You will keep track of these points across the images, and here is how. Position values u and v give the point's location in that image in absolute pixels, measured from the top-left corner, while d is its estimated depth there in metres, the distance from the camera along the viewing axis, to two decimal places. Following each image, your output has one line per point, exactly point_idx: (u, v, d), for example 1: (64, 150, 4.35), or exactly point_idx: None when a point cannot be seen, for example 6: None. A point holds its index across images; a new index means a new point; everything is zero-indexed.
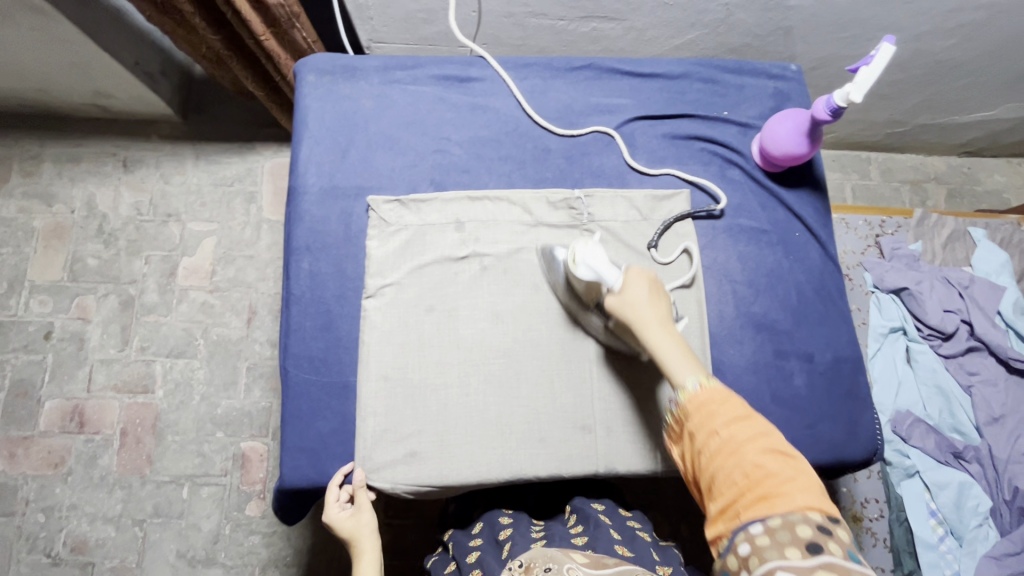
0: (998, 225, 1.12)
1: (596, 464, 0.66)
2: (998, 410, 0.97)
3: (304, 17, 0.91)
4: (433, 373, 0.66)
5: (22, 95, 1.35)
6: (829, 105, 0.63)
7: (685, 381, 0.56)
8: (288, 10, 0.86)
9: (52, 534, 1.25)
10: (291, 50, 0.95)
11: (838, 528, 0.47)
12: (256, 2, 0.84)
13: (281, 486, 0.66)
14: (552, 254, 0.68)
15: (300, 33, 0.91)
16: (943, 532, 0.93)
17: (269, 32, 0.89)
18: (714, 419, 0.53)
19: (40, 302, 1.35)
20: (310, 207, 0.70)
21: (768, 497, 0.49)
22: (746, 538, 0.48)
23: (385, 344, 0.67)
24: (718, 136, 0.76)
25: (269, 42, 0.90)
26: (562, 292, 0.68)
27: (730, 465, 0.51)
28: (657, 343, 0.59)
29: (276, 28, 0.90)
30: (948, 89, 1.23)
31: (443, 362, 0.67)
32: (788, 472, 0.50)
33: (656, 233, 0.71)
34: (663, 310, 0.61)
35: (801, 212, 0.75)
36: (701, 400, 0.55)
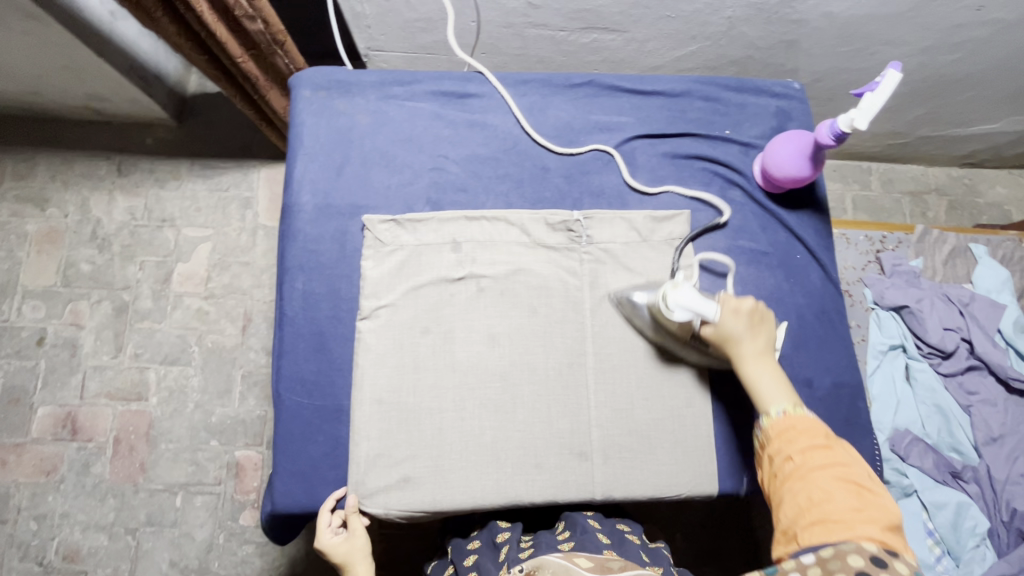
0: (1000, 241, 1.11)
1: (592, 491, 0.65)
2: (997, 430, 0.97)
3: (287, 44, 0.91)
4: (428, 397, 0.66)
5: (16, 98, 1.33)
6: (833, 130, 0.62)
7: (772, 409, 0.59)
8: (269, 37, 0.87)
9: (44, 543, 1.24)
10: (270, 73, 0.95)
11: (897, 561, 0.47)
12: (236, 27, 0.83)
13: (273, 510, 0.65)
14: (633, 300, 0.67)
15: (281, 58, 0.92)
16: (939, 552, 0.92)
17: (248, 54, 0.89)
18: (790, 441, 0.56)
19: (32, 308, 1.34)
20: (304, 226, 0.69)
21: (826, 520, 0.50)
22: (799, 559, 0.50)
23: (380, 367, 0.66)
24: (719, 155, 0.75)
25: (247, 64, 0.90)
26: (645, 324, 0.68)
27: (797, 488, 0.53)
28: (756, 377, 0.61)
29: (256, 52, 0.89)
30: (951, 102, 1.22)
31: (439, 386, 0.66)
32: (854, 503, 0.50)
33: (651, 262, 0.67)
34: (760, 341, 0.63)
35: (803, 234, 0.74)
36: (785, 425, 0.57)
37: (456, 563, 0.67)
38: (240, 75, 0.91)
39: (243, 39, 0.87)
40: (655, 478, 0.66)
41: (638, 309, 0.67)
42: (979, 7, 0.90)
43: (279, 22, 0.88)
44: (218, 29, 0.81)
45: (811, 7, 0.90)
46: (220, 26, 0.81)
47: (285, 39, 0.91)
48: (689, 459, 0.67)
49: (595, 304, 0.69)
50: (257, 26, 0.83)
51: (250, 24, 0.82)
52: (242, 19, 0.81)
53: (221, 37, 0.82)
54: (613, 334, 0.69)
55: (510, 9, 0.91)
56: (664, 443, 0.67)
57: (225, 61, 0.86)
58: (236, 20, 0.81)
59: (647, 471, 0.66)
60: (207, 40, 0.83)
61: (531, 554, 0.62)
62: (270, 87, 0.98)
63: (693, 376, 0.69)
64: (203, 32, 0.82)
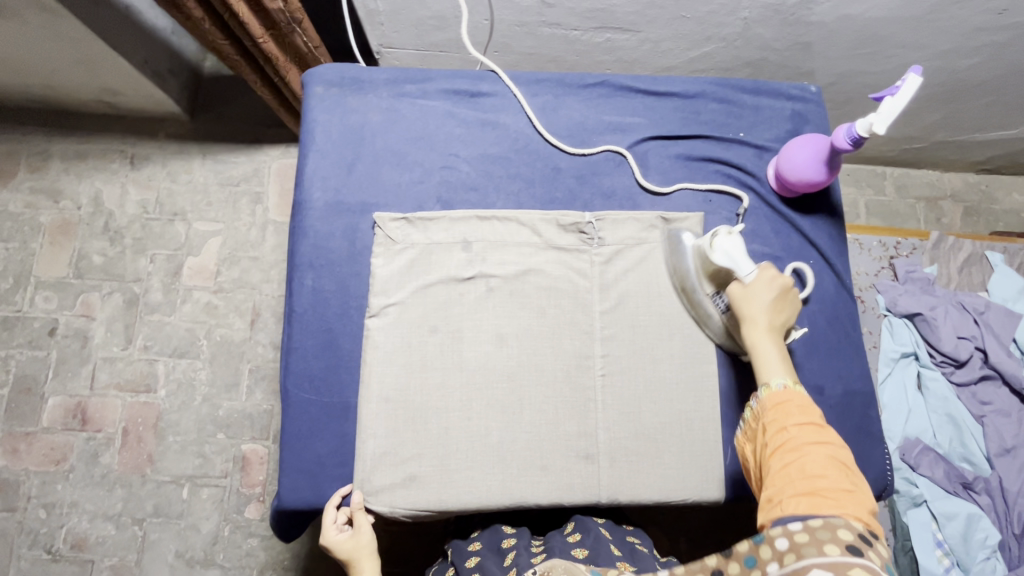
0: (1017, 249, 1.10)
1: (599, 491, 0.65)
2: (1010, 441, 0.95)
3: (305, 22, 0.91)
4: (436, 394, 0.65)
5: (31, 91, 1.34)
6: (850, 134, 0.61)
7: (772, 380, 0.57)
8: (288, 16, 0.86)
9: (52, 531, 1.26)
10: (291, 53, 0.95)
11: (878, 545, 0.45)
12: (256, 6, 0.84)
13: (278, 506, 0.65)
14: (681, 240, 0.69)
15: (300, 37, 0.91)
16: (949, 563, 0.92)
17: (268, 34, 0.89)
18: (787, 409, 0.55)
19: (45, 298, 1.35)
20: (315, 222, 0.69)
21: (817, 494, 0.48)
22: (783, 524, 0.48)
23: (389, 363, 0.66)
24: (733, 158, 0.74)
25: (267, 44, 0.90)
26: (678, 270, 0.69)
27: (790, 462, 0.51)
28: (761, 346, 0.59)
29: (276, 31, 0.89)
30: (969, 107, 1.20)
31: (447, 384, 0.66)
32: (845, 484, 0.49)
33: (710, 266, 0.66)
34: (778, 315, 0.61)
35: (816, 240, 0.73)
36: (785, 398, 0.55)
37: (456, 564, 0.66)
38: (261, 55, 0.92)
39: (262, 18, 0.87)
40: (659, 480, 0.65)
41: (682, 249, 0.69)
42: (1000, 12, 0.89)
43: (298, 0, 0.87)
44: (239, 9, 0.82)
45: (829, 9, 0.89)
46: (240, 6, 0.82)
47: (303, 16, 0.90)
48: (697, 462, 0.66)
49: (604, 307, 0.69)
50: (276, 5, 0.83)
51: (270, 3, 0.81)
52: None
53: (241, 15, 0.83)
54: (623, 337, 0.68)
55: (524, 8, 0.91)
56: (671, 445, 0.66)
57: (247, 41, 0.87)
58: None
59: (656, 473, 0.66)
60: (229, 18, 0.84)
61: (543, 559, 0.62)
62: (291, 68, 0.98)
63: (699, 379, 0.68)
64: (224, 11, 0.83)
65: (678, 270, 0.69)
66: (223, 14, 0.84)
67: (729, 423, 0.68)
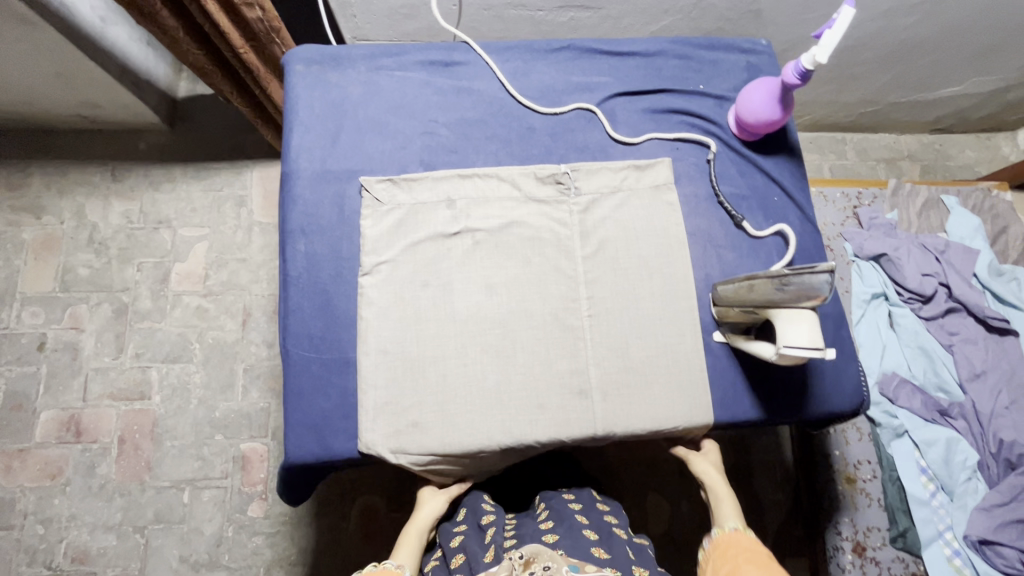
0: (970, 192, 1.17)
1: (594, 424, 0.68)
2: (979, 366, 1.01)
3: (284, 33, 0.94)
4: (431, 342, 0.68)
5: (9, 110, 1.35)
6: (798, 70, 0.66)
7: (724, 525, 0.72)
8: (266, 25, 0.89)
9: (52, 546, 1.24)
10: (271, 65, 0.98)
11: None
12: (236, 17, 0.86)
13: (285, 463, 0.67)
14: (800, 279, 0.55)
15: (279, 47, 0.94)
16: (934, 488, 0.96)
17: (248, 45, 0.91)
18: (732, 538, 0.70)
19: (32, 314, 1.35)
20: (303, 191, 0.72)
21: None
22: None
23: (384, 318, 0.68)
24: (695, 109, 0.79)
25: (248, 55, 0.93)
26: (768, 301, 0.59)
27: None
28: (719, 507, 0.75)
29: (256, 42, 0.92)
30: (915, 65, 1.28)
31: (443, 334, 0.69)
32: None
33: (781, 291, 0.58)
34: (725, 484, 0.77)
35: (779, 178, 0.77)
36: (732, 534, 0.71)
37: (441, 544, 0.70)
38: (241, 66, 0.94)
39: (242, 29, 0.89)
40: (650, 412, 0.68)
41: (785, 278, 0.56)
42: None
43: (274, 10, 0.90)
44: (218, 18, 0.85)
45: None
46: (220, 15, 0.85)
47: (281, 27, 0.93)
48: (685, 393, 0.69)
49: (585, 252, 0.72)
50: (255, 14, 0.85)
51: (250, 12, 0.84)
52: (241, 7, 0.84)
53: (222, 25, 0.85)
54: (605, 279, 0.72)
55: None
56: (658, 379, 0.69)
57: (227, 51, 0.90)
58: (236, 9, 0.84)
59: (646, 404, 0.69)
60: (209, 29, 0.87)
61: (515, 545, 0.66)
62: (271, 79, 1.00)
63: (681, 312, 0.72)
64: (205, 22, 0.85)
65: (770, 291, 0.58)
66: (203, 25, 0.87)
67: (712, 352, 0.72)
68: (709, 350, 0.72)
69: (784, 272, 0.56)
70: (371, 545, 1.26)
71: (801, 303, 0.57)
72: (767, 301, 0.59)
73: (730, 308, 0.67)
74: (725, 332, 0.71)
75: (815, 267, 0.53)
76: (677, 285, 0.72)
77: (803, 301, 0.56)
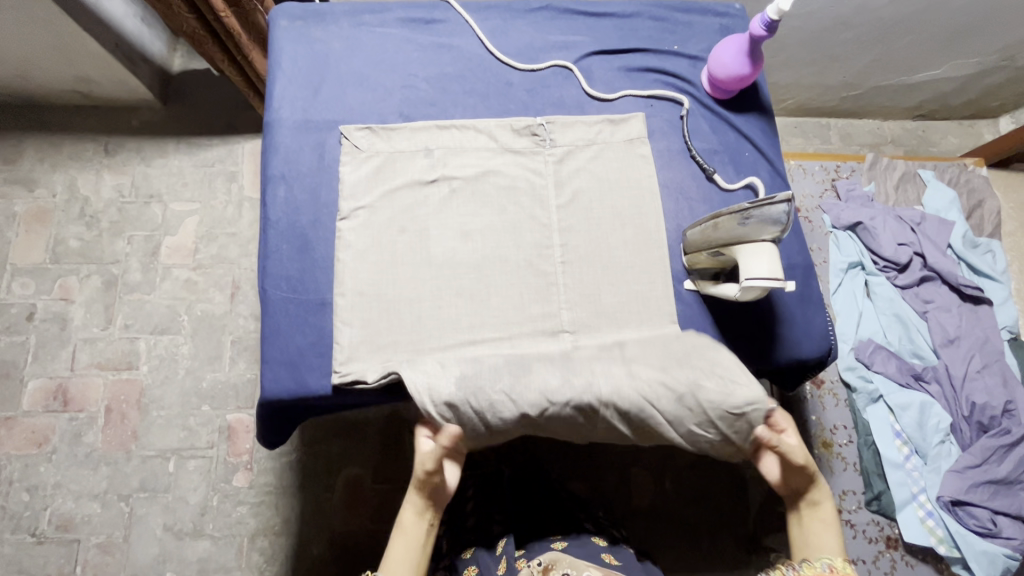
0: (946, 167, 1.19)
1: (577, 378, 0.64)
2: (953, 332, 1.02)
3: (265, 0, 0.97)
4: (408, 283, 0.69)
5: (4, 83, 1.37)
6: (764, 21, 0.68)
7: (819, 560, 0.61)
8: None
9: (37, 513, 1.25)
10: (253, 32, 1.01)
11: None
12: None
13: (261, 400, 0.68)
14: (761, 209, 0.57)
15: (261, 15, 0.97)
16: (908, 451, 0.98)
17: (230, 10, 0.94)
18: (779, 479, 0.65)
19: (22, 285, 1.36)
20: (284, 138, 0.74)
21: None
22: None
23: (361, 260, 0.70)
24: (669, 67, 0.81)
25: (230, 20, 0.95)
26: (732, 237, 0.61)
27: None
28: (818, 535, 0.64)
29: (238, 8, 0.95)
30: (894, 47, 1.31)
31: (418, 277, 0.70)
32: None
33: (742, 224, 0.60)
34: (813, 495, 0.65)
35: (750, 134, 0.79)
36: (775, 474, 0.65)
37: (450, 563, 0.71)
38: (222, 30, 0.96)
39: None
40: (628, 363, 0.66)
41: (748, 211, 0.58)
42: None
43: None
44: None
45: None
46: None
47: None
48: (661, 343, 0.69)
49: (559, 201, 0.74)
50: None
51: None
52: None
53: None
54: (579, 227, 0.74)
55: None
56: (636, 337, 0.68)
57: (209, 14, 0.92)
58: None
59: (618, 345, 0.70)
60: None
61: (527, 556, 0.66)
62: (253, 49, 1.03)
63: (652, 261, 0.73)
64: None
65: (733, 227, 0.60)
66: None
67: (683, 300, 0.73)
68: (679, 297, 0.73)
69: (745, 205, 0.58)
70: (355, 516, 1.26)
71: (762, 235, 0.59)
72: (729, 236, 0.61)
73: (697, 253, 0.69)
74: (694, 280, 0.73)
75: (775, 197, 0.56)
76: (648, 233, 0.74)
77: (763, 232, 0.58)
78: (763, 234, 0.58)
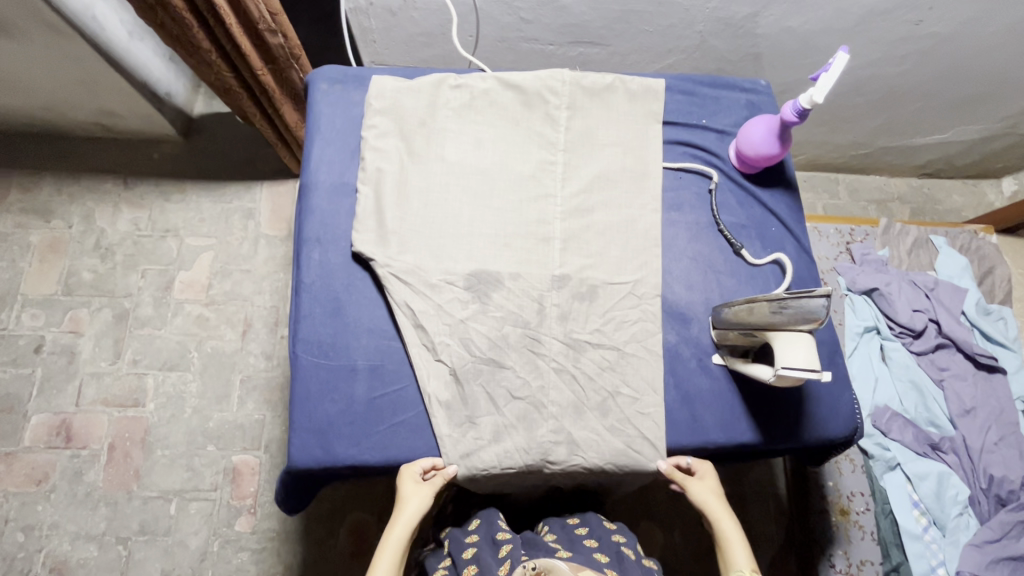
0: (957, 233, 1.21)
1: (537, 415, 0.69)
2: (969, 402, 1.03)
3: (301, 59, 1.00)
4: (455, 280, 0.72)
5: (29, 115, 1.39)
6: (796, 108, 0.70)
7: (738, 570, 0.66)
8: (288, 52, 0.95)
9: (30, 555, 1.21)
10: (286, 87, 1.03)
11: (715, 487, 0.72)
12: (258, 41, 0.92)
13: (287, 468, 0.67)
14: (807, 301, 0.57)
15: (297, 72, 1.00)
16: (927, 522, 0.96)
17: (267, 68, 0.97)
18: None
19: (32, 315, 1.35)
20: (321, 202, 0.75)
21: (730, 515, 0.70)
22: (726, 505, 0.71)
23: (435, 211, 0.74)
24: (697, 141, 0.83)
25: (267, 77, 0.98)
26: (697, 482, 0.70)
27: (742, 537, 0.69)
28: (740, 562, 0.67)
29: (275, 66, 0.98)
30: (903, 112, 1.35)
31: (436, 349, 0.69)
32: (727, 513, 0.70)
33: (774, 314, 0.60)
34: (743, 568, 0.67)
35: (777, 210, 0.81)
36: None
37: (454, 555, 0.77)
38: (258, 87, 0.99)
39: (262, 53, 0.95)
40: (604, 323, 0.73)
41: (792, 301, 0.58)
42: (917, 22, 1.05)
43: (296, 39, 0.96)
44: (243, 42, 0.90)
45: (771, 22, 1.04)
46: (245, 39, 0.90)
47: (301, 55, 1.00)
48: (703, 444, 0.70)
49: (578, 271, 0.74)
50: (277, 40, 0.92)
51: (272, 38, 0.90)
52: (264, 33, 0.90)
53: (244, 49, 0.91)
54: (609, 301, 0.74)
55: (505, 24, 1.04)
56: None
57: (246, 71, 0.94)
58: (259, 34, 0.90)
59: (647, 418, 0.70)
60: (233, 52, 0.92)
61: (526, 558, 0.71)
62: (285, 101, 1.05)
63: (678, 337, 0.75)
64: (229, 46, 0.91)
65: (769, 313, 0.61)
66: (228, 49, 0.92)
67: (711, 374, 0.73)
68: (708, 371, 0.74)
69: (782, 295, 0.59)
70: (360, 564, 1.23)
71: (799, 325, 0.59)
72: (762, 323, 0.62)
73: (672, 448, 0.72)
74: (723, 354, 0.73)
75: (812, 291, 0.56)
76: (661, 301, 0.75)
77: (805, 323, 0.58)
78: (804, 324, 0.58)
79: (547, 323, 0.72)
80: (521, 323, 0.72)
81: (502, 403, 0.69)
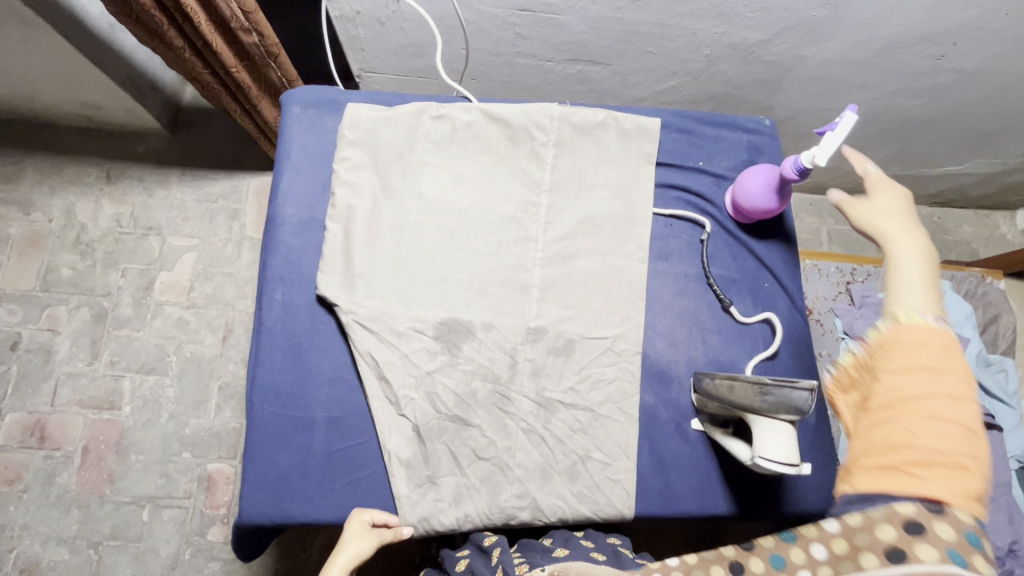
0: (964, 277, 1.17)
1: (502, 477, 0.66)
2: None
3: (280, 58, 0.95)
4: (423, 328, 0.68)
5: (9, 103, 1.34)
6: (797, 165, 0.65)
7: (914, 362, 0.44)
8: (264, 50, 0.90)
9: (1, 555, 1.21)
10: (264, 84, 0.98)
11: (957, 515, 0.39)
12: (231, 38, 0.87)
13: (239, 521, 0.65)
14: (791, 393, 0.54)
15: (273, 70, 0.95)
16: None
17: (241, 64, 0.92)
18: (913, 443, 0.40)
19: (9, 311, 1.32)
20: (287, 239, 0.71)
21: (893, 469, 0.40)
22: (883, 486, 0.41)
23: (407, 252, 0.70)
24: (692, 185, 0.78)
25: (240, 74, 0.93)
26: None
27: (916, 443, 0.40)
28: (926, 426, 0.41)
29: (251, 63, 0.93)
30: (918, 143, 1.28)
31: (400, 402, 0.66)
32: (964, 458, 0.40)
33: (755, 399, 0.57)
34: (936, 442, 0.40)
35: (772, 265, 0.76)
36: (892, 393, 0.41)
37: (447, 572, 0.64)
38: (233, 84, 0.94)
39: (237, 50, 0.90)
40: (579, 380, 0.69)
41: (775, 390, 0.55)
42: (939, 57, 0.98)
43: (274, 36, 0.91)
44: (213, 39, 0.84)
45: (784, 49, 0.97)
46: (215, 37, 0.84)
47: (279, 52, 0.94)
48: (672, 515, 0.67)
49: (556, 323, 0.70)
50: (252, 39, 0.87)
51: (246, 36, 0.85)
52: (237, 31, 0.85)
53: (215, 46, 0.85)
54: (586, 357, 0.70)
55: (500, 39, 0.98)
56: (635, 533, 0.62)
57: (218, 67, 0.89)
58: (232, 32, 0.85)
59: (616, 485, 0.67)
60: (203, 48, 0.87)
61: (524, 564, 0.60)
62: (262, 97, 1.01)
63: (656, 398, 0.71)
64: (200, 43, 0.86)
65: (750, 397, 0.58)
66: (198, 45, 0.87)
67: (688, 440, 0.70)
68: (686, 436, 0.70)
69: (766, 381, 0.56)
70: None
71: (779, 415, 0.56)
72: (742, 405, 0.59)
73: None
74: (702, 421, 0.69)
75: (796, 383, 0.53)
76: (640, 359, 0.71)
77: (786, 413, 0.55)
78: (785, 415, 0.55)
79: (519, 379, 0.68)
80: (491, 377, 0.68)
81: (466, 463, 0.66)
